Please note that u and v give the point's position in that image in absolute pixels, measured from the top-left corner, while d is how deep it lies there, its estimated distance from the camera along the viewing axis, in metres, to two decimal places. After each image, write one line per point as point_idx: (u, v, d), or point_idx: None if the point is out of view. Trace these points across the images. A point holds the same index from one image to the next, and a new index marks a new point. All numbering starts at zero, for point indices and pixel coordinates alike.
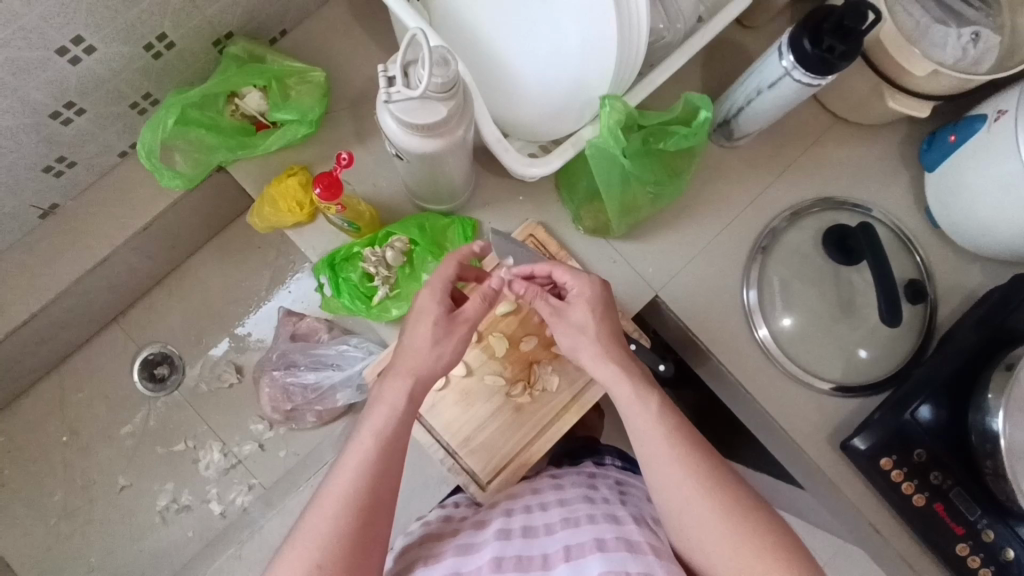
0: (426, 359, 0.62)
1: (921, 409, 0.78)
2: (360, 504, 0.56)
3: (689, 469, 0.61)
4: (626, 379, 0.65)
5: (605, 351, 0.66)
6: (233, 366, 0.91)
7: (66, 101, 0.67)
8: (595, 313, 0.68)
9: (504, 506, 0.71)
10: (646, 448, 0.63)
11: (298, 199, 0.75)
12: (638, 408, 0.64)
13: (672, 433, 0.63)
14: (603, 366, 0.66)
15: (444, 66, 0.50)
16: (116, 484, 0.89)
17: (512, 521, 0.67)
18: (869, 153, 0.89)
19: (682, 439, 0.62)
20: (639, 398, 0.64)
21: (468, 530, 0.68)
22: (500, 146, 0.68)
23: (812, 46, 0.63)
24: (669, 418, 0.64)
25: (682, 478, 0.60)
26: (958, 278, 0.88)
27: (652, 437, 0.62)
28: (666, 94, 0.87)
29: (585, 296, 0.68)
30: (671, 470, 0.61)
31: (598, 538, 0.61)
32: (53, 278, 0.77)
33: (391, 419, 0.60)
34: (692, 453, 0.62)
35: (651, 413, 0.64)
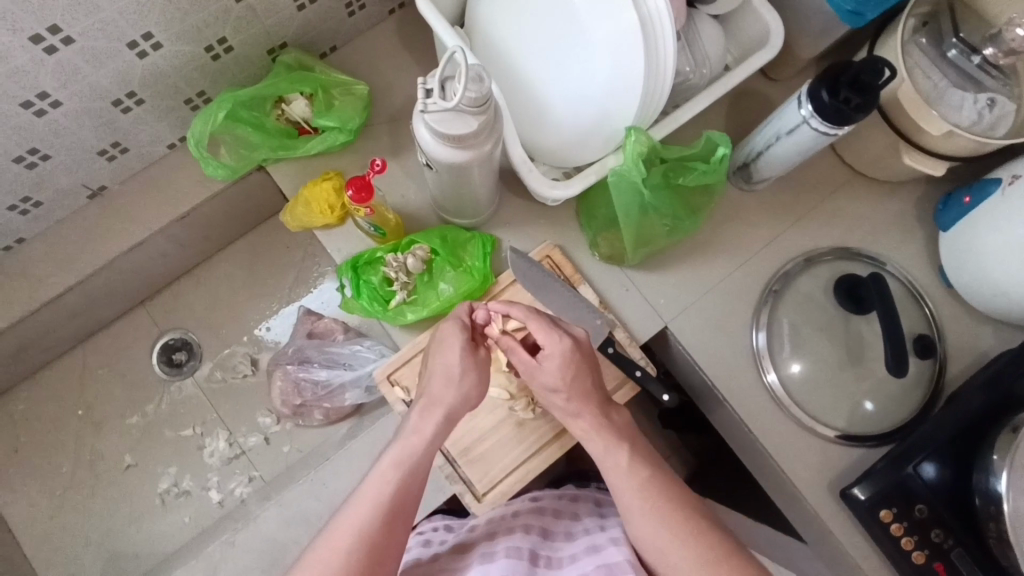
0: (450, 393, 0.67)
1: (924, 466, 0.78)
2: (378, 537, 0.59)
3: (670, 519, 0.64)
4: (597, 435, 0.69)
5: (578, 408, 0.69)
6: (249, 358, 0.94)
7: (129, 91, 0.72)
8: (565, 373, 0.69)
9: (485, 527, 0.77)
10: (625, 502, 0.66)
11: (330, 202, 0.79)
12: (615, 459, 0.67)
13: (646, 487, 0.66)
14: (576, 422, 0.70)
15: (478, 82, 0.54)
16: (122, 462, 0.91)
17: (496, 544, 0.72)
18: (886, 207, 0.91)
19: (654, 492, 0.65)
20: (614, 450, 0.68)
21: (453, 551, 0.75)
22: (524, 167, 0.72)
23: (829, 97, 0.66)
24: (641, 471, 0.67)
25: (661, 529, 0.63)
26: (969, 339, 0.88)
27: (626, 491, 0.66)
28: (691, 134, 0.91)
29: (561, 355, 0.68)
30: (649, 523, 0.64)
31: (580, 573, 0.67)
32: (91, 255, 0.82)
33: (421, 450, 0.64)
34: (671, 505, 0.65)
35: (623, 468, 0.67)
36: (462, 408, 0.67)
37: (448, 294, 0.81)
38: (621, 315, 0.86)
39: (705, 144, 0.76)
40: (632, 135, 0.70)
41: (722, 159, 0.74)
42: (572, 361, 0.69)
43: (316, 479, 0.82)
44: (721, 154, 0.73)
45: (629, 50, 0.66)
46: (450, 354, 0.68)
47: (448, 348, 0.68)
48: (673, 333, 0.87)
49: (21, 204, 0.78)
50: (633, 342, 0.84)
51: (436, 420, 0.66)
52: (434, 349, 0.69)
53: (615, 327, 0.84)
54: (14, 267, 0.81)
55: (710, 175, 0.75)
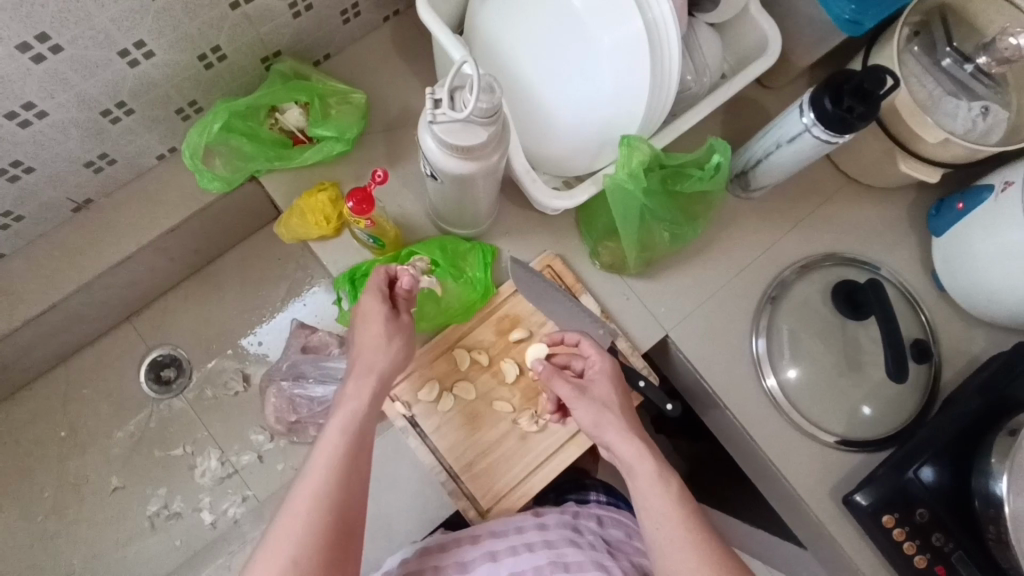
0: (378, 358, 0.67)
1: (923, 470, 0.78)
2: (331, 504, 0.59)
3: (706, 553, 0.61)
4: (646, 458, 0.66)
5: (628, 428, 0.68)
6: (241, 374, 0.91)
7: (118, 101, 0.70)
8: (616, 392, 0.71)
9: (484, 543, 0.72)
10: (660, 531, 0.63)
11: (326, 213, 0.78)
12: (651, 485, 0.65)
13: (688, 518, 0.63)
14: (625, 442, 0.68)
15: (490, 93, 0.53)
16: (108, 485, 0.88)
17: (500, 566, 0.70)
18: (879, 214, 0.92)
19: (696, 525, 0.63)
20: (651, 476, 0.66)
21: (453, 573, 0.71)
22: (528, 177, 0.71)
23: (832, 106, 0.66)
24: (685, 503, 0.64)
25: (697, 563, 0.60)
26: (963, 342, 0.89)
27: (669, 520, 0.63)
28: (687, 142, 0.91)
29: (608, 374, 0.72)
30: (693, 556, 0.61)
31: None
32: (77, 271, 0.79)
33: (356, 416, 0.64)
34: (707, 538, 0.62)
35: (669, 496, 0.64)
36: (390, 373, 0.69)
37: (449, 306, 0.80)
38: (621, 323, 0.85)
39: (705, 151, 0.76)
40: (630, 144, 0.69)
41: (718, 166, 0.74)
42: (610, 382, 0.72)
43: None
44: (716, 160, 0.74)
45: (634, 57, 0.66)
46: (374, 327, 0.68)
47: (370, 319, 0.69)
48: (674, 341, 0.86)
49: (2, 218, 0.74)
50: (635, 351, 0.83)
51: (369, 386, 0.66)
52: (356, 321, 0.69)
53: (616, 337, 0.83)
54: None
55: (707, 181, 0.75)
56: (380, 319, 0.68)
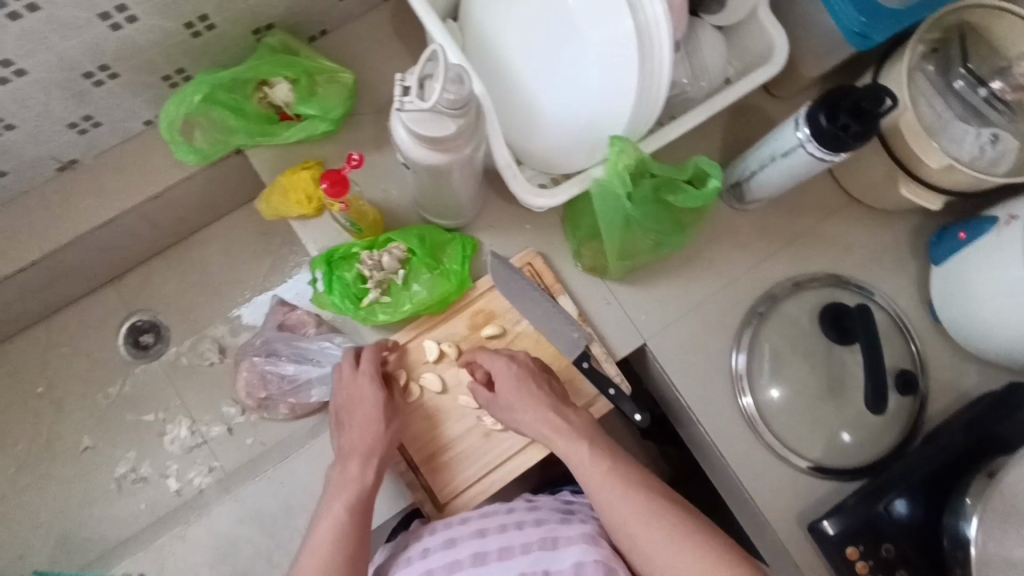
0: (377, 436, 0.71)
1: (896, 503, 0.76)
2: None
3: (635, 503, 0.64)
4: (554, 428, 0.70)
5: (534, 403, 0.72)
6: (217, 346, 0.92)
7: (101, 64, 0.69)
8: (519, 369, 0.74)
9: (474, 522, 0.71)
10: (596, 494, 0.66)
11: (308, 192, 0.77)
12: (575, 455, 0.68)
13: (608, 470, 0.66)
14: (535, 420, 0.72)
15: (458, 83, 0.52)
16: (79, 444, 0.89)
17: (488, 541, 0.69)
18: (879, 236, 0.89)
19: (620, 475, 0.66)
20: (574, 449, 0.69)
21: (440, 551, 0.69)
22: (509, 172, 0.69)
23: (827, 122, 0.63)
24: (606, 458, 0.68)
25: (630, 514, 0.63)
26: (953, 377, 0.86)
27: (594, 478, 0.66)
28: (685, 147, 0.88)
29: (505, 372, 0.73)
30: (623, 506, 0.64)
31: (578, 562, 0.65)
32: (56, 231, 0.79)
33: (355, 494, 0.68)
34: (634, 490, 0.65)
35: (587, 456, 0.68)
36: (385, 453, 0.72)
37: (421, 296, 0.78)
38: (599, 328, 0.83)
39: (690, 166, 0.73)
40: (619, 144, 0.67)
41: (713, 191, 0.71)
42: (512, 367, 0.74)
43: (276, 477, 0.77)
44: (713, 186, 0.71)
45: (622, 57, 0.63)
46: (369, 407, 0.72)
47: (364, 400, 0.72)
48: (652, 351, 0.84)
49: None
50: (609, 358, 0.81)
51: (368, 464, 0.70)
52: (352, 403, 0.73)
53: (592, 341, 0.81)
54: None
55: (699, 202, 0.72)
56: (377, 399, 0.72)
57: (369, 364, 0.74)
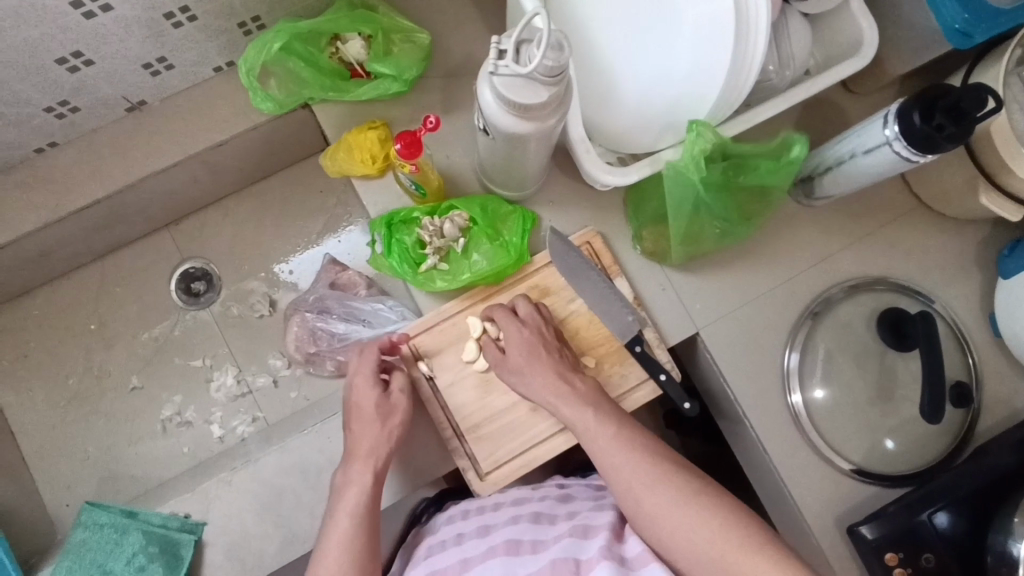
0: (377, 442, 0.69)
1: (938, 515, 0.75)
2: None
3: (636, 466, 0.62)
4: (564, 392, 0.69)
5: (542, 365, 0.71)
6: (267, 299, 0.92)
7: (183, 5, 0.69)
8: (529, 333, 0.73)
9: (508, 511, 0.71)
10: (601, 459, 0.64)
11: (373, 151, 0.77)
12: (580, 420, 0.67)
13: (614, 433, 0.65)
14: (542, 383, 0.70)
15: (558, 50, 0.50)
16: (128, 383, 0.91)
17: (520, 531, 0.67)
18: (946, 244, 0.87)
19: (627, 439, 0.64)
20: (579, 414, 0.67)
21: (475, 539, 0.69)
22: (581, 147, 0.68)
23: (921, 121, 0.61)
24: (612, 422, 0.66)
25: (635, 476, 0.61)
26: (1009, 393, 0.84)
27: (600, 441, 0.65)
28: (755, 137, 0.86)
29: (517, 337, 0.73)
30: (629, 469, 0.62)
31: (605, 548, 0.60)
32: (123, 171, 0.79)
33: (361, 496, 0.65)
34: (639, 454, 0.63)
35: (594, 421, 0.66)
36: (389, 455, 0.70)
37: (480, 267, 0.77)
38: (652, 313, 0.82)
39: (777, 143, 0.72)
40: (697, 129, 0.65)
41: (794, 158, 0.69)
42: (522, 336, 0.73)
43: (322, 432, 0.78)
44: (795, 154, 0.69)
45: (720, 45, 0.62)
46: (367, 412, 0.70)
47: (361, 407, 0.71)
48: (703, 341, 0.83)
49: (58, 107, 0.75)
50: (661, 344, 0.80)
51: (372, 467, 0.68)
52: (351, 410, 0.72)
53: (645, 325, 0.80)
54: (44, 170, 0.79)
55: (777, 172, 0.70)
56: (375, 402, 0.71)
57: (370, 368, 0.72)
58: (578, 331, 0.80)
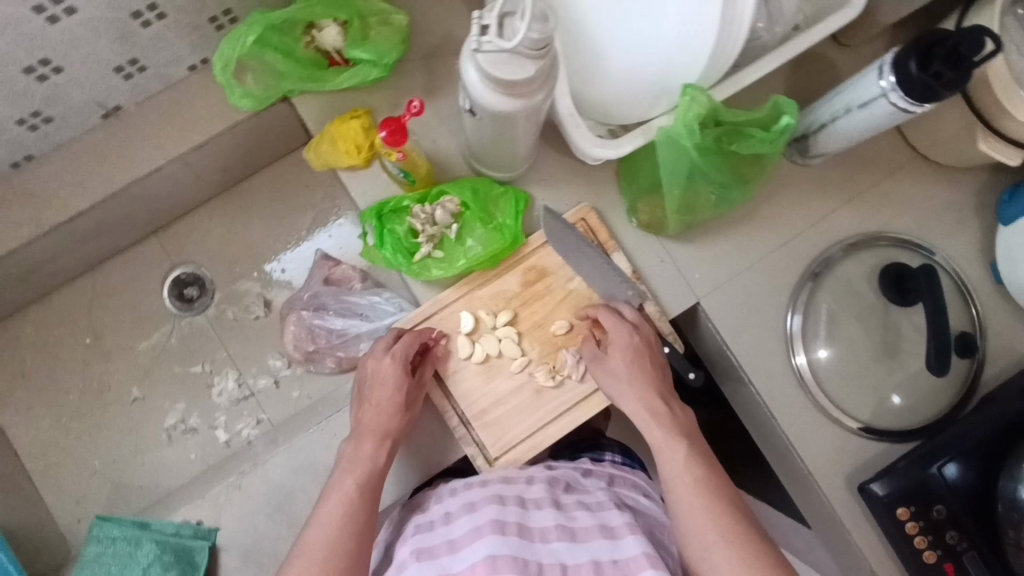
0: (390, 422, 0.71)
1: (947, 467, 0.76)
2: (345, 558, 0.61)
3: (714, 512, 0.62)
4: (658, 425, 0.69)
5: (640, 392, 0.71)
6: (262, 300, 0.91)
7: (150, 3, 0.66)
8: (627, 361, 0.73)
9: (492, 490, 0.70)
10: (676, 497, 0.65)
11: (357, 141, 0.75)
12: (668, 446, 0.67)
13: (698, 479, 0.65)
14: (637, 407, 0.71)
15: (544, 22, 0.48)
16: (129, 394, 0.90)
17: (508, 512, 0.65)
18: (944, 194, 0.86)
19: (709, 489, 0.64)
20: (670, 445, 0.68)
21: (462, 518, 0.67)
22: (571, 121, 0.67)
23: (918, 69, 0.60)
24: (697, 466, 0.66)
25: (708, 528, 0.62)
26: (1014, 340, 0.83)
27: (682, 481, 0.65)
28: (746, 98, 0.84)
29: (624, 341, 0.73)
30: (704, 519, 0.62)
31: (596, 559, 0.61)
32: (104, 180, 0.77)
33: (366, 474, 0.67)
34: (720, 502, 0.64)
35: (680, 460, 0.66)
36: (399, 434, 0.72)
37: (475, 252, 0.76)
38: (652, 286, 0.81)
39: (770, 111, 0.69)
40: (691, 95, 0.64)
41: (783, 128, 0.67)
42: (631, 344, 0.73)
43: (329, 430, 0.78)
44: (784, 122, 0.66)
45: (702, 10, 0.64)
46: (388, 392, 0.72)
47: (381, 385, 0.72)
48: (705, 311, 0.83)
49: (31, 119, 0.74)
50: (663, 317, 0.80)
51: (382, 447, 0.70)
52: (368, 385, 0.73)
53: (645, 299, 0.79)
54: (23, 185, 0.77)
55: (768, 143, 0.68)
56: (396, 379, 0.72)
57: (400, 350, 0.73)
58: (579, 309, 0.79)
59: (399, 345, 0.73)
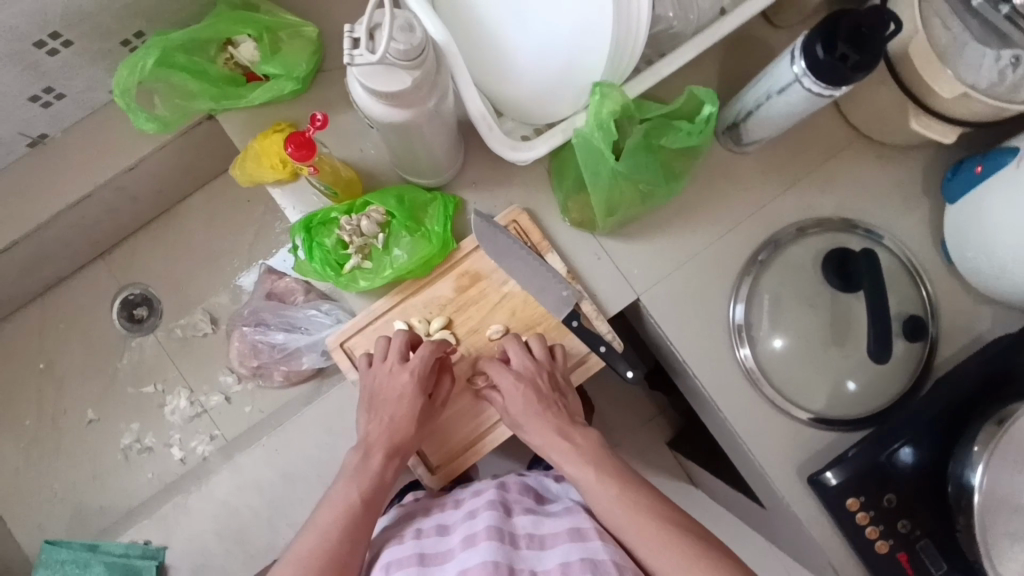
0: (401, 436, 0.71)
1: (901, 451, 0.73)
2: (331, 558, 0.63)
3: (647, 530, 0.63)
4: (569, 458, 0.70)
5: (546, 439, 0.71)
6: (209, 317, 0.98)
7: (52, 31, 0.69)
8: (530, 406, 0.71)
9: (465, 506, 0.70)
10: (606, 520, 0.66)
11: (281, 155, 0.74)
12: (583, 480, 0.68)
13: (619, 496, 0.66)
14: (549, 447, 0.71)
15: (409, 32, 0.49)
16: (84, 417, 0.98)
17: (476, 523, 0.66)
18: (889, 174, 0.83)
19: (630, 504, 0.65)
20: (580, 471, 0.69)
21: (433, 537, 0.68)
22: (484, 125, 0.63)
23: (824, 53, 0.58)
24: (613, 483, 0.67)
25: (645, 541, 0.63)
26: (967, 319, 0.81)
27: (603, 503, 0.66)
28: (679, 86, 0.82)
29: (511, 392, 0.72)
30: (637, 536, 0.64)
31: (563, 562, 0.62)
32: (33, 209, 0.80)
33: (370, 485, 0.68)
34: (649, 510, 0.65)
35: (594, 483, 0.67)
36: (410, 445, 0.72)
37: (402, 261, 0.75)
38: (588, 284, 0.80)
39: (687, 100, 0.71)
40: (601, 92, 0.64)
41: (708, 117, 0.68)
42: (522, 393, 0.71)
43: (271, 446, 0.85)
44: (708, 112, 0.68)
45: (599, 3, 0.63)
46: (405, 405, 0.70)
47: (394, 394, 0.71)
48: (646, 306, 0.81)
49: None
50: (600, 315, 0.78)
51: (390, 461, 0.70)
52: (381, 391, 0.72)
53: (582, 298, 0.77)
54: None
55: (696, 136, 0.70)
56: (410, 396, 0.70)
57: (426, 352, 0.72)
58: (515, 311, 0.77)
59: (416, 361, 0.71)
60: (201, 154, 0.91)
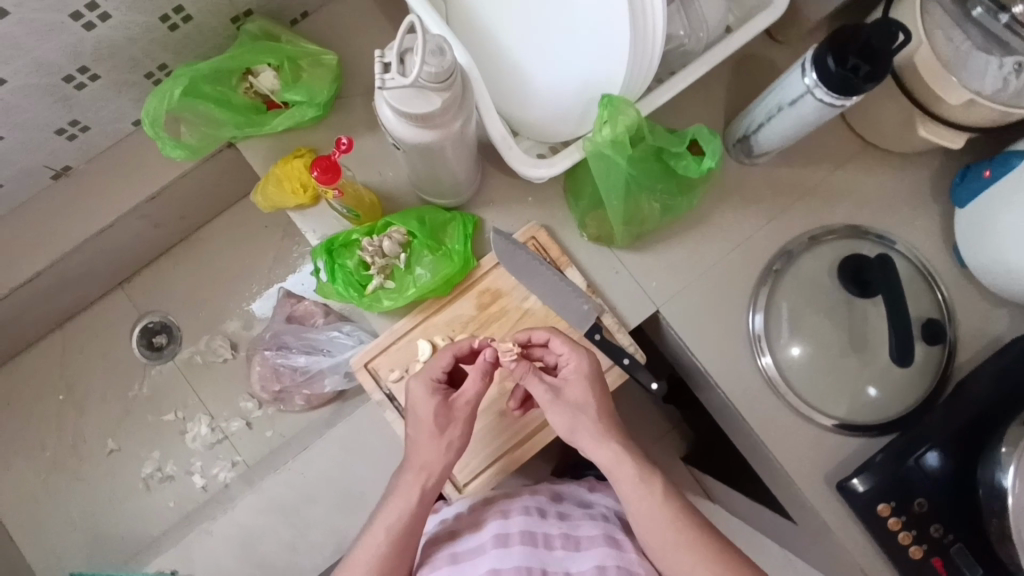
0: (436, 453, 0.66)
1: (927, 456, 0.72)
2: None
3: (699, 553, 0.61)
4: (626, 462, 0.65)
5: (605, 430, 0.66)
6: (228, 342, 0.99)
7: (80, 66, 0.71)
8: (593, 391, 0.67)
9: (499, 502, 0.72)
10: (657, 544, 0.63)
11: (302, 180, 0.75)
12: (641, 494, 0.64)
13: (677, 514, 0.63)
14: (603, 448, 0.65)
15: (439, 54, 0.50)
16: (105, 446, 0.98)
17: (510, 524, 0.69)
18: (898, 182, 0.85)
19: (686, 525, 0.63)
20: (637, 488, 0.64)
21: (466, 534, 0.70)
22: (505, 144, 0.66)
23: (835, 65, 0.59)
24: (671, 502, 0.64)
25: (697, 565, 0.61)
26: (984, 323, 0.82)
27: (658, 525, 0.63)
28: (689, 103, 0.84)
29: (581, 367, 0.68)
30: (687, 558, 0.61)
31: (599, 565, 0.66)
32: (56, 239, 0.82)
33: (404, 512, 0.65)
34: (702, 531, 0.63)
35: (653, 501, 0.64)
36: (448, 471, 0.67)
37: (425, 280, 0.76)
38: (608, 298, 0.81)
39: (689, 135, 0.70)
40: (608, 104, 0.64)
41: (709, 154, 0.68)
42: (585, 380, 0.67)
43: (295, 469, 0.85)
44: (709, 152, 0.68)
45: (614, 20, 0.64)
46: (425, 415, 0.67)
47: (422, 413, 0.67)
48: (665, 318, 0.82)
49: None
50: (622, 328, 0.79)
51: (420, 481, 0.66)
52: (410, 410, 0.68)
53: (603, 312, 0.79)
54: None
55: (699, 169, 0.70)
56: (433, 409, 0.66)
57: (438, 365, 0.69)
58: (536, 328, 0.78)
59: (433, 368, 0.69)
60: (221, 182, 0.92)
